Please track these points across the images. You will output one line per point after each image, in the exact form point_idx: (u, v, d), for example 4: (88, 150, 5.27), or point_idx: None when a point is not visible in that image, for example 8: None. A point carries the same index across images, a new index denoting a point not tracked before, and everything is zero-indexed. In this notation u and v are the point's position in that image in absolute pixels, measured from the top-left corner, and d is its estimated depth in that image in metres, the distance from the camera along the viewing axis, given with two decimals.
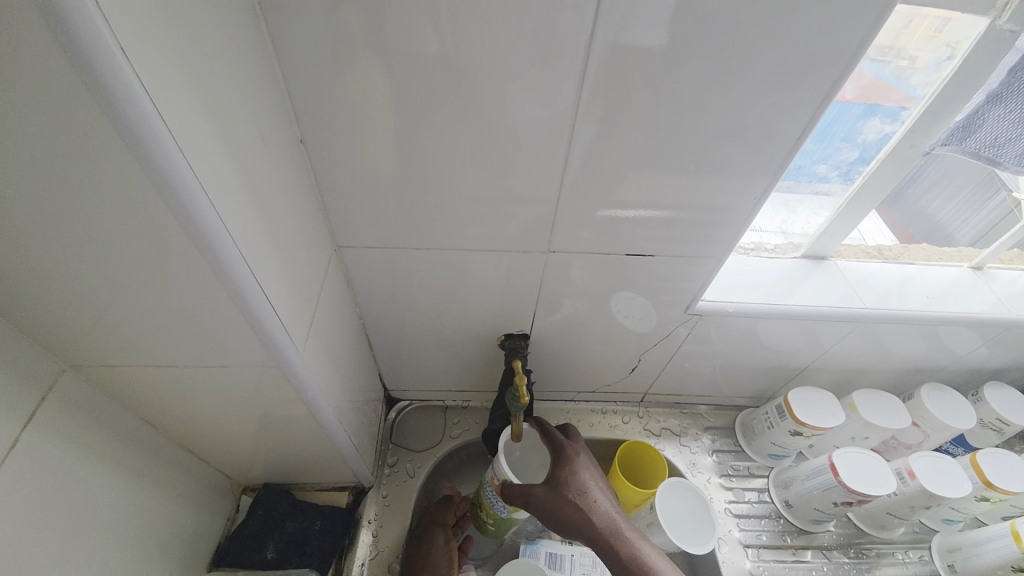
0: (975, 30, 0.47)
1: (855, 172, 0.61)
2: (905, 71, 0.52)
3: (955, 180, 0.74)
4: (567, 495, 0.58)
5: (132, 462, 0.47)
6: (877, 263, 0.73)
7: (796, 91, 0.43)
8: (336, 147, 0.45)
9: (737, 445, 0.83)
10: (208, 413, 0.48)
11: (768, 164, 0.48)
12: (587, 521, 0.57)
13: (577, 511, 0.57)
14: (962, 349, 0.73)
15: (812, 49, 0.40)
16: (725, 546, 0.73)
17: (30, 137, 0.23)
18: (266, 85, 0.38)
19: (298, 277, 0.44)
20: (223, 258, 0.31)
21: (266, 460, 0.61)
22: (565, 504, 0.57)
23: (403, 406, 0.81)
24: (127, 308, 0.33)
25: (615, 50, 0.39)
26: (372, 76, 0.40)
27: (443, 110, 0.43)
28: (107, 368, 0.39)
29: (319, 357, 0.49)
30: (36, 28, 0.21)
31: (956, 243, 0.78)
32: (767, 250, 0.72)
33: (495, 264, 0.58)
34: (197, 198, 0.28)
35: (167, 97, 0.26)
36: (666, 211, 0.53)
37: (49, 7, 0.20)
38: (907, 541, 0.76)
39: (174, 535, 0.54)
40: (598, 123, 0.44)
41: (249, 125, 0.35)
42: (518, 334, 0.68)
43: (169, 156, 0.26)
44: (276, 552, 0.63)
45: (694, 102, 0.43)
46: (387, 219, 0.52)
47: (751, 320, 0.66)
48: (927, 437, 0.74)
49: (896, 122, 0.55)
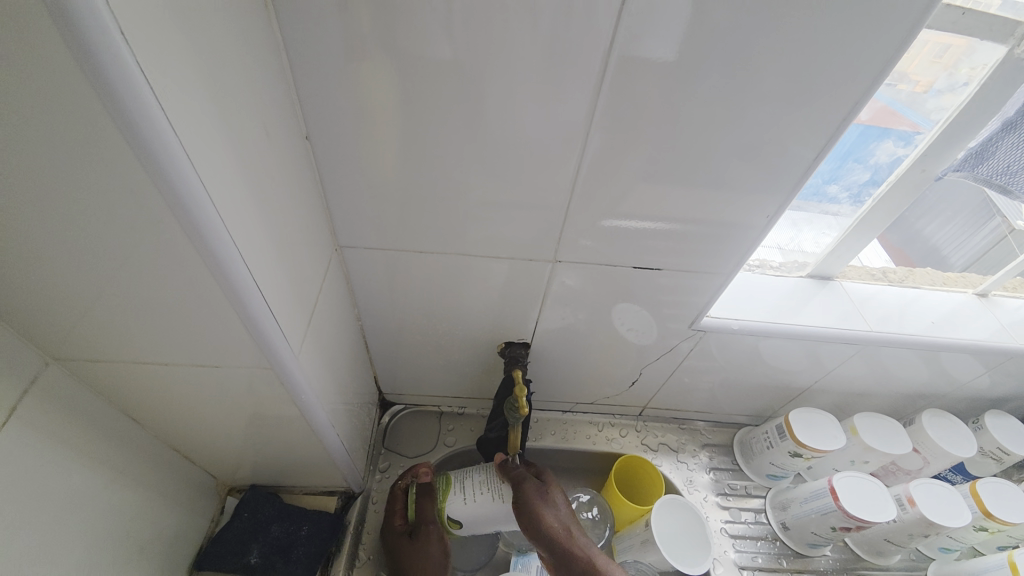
0: (986, 59, 0.47)
1: (865, 194, 0.60)
2: (913, 97, 0.51)
3: (954, 205, 0.71)
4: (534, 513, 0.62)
5: (115, 460, 0.45)
6: (881, 285, 0.72)
7: (813, 111, 0.42)
8: (343, 145, 0.44)
9: (734, 463, 0.82)
10: (198, 412, 0.46)
11: (780, 182, 0.48)
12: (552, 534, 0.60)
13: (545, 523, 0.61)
14: (964, 376, 0.72)
15: (832, 69, 0.39)
16: (720, 567, 0.72)
17: (22, 122, 0.22)
18: (274, 80, 0.37)
19: (298, 277, 0.42)
20: (220, 256, 0.30)
21: (255, 462, 0.60)
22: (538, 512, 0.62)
23: (397, 410, 0.80)
24: (119, 303, 0.32)
25: (633, 60, 0.38)
26: (383, 76, 0.39)
27: (454, 114, 0.42)
28: (94, 363, 0.38)
29: (314, 360, 0.48)
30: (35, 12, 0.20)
31: (950, 267, 0.78)
32: (773, 268, 0.71)
33: (499, 272, 0.57)
34: (196, 194, 0.27)
35: (172, 92, 0.25)
36: (676, 225, 0.52)
37: None
38: (903, 569, 0.75)
39: (155, 537, 0.52)
40: (611, 134, 0.43)
41: (254, 120, 0.34)
42: (518, 343, 0.67)
43: (172, 153, 0.25)
44: (260, 557, 0.62)
45: (710, 116, 0.42)
46: (392, 221, 0.51)
47: (755, 338, 0.65)
48: (927, 464, 0.73)
49: (909, 145, 0.54)
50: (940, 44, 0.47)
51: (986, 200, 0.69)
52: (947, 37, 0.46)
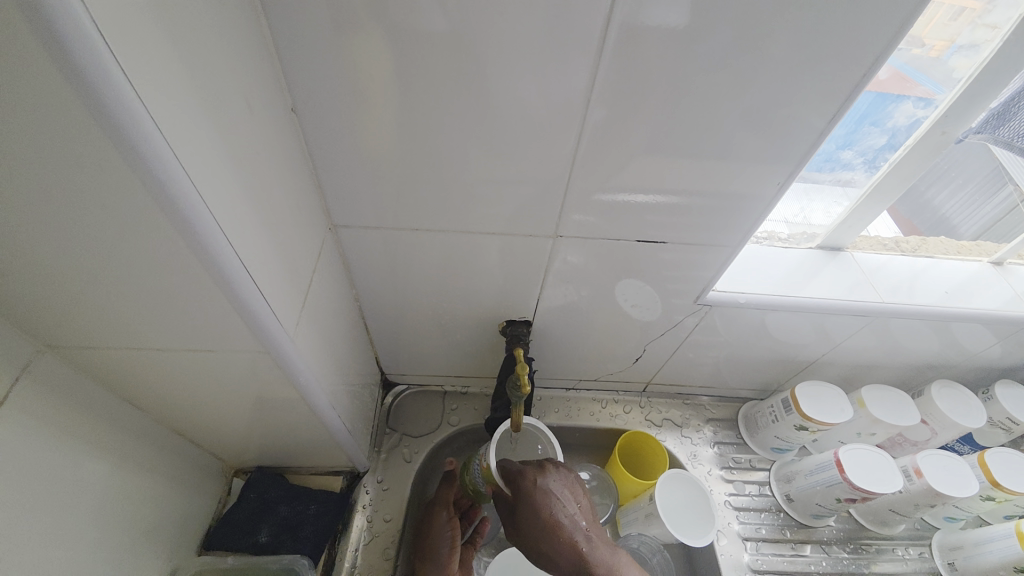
0: (1003, 18, 0.45)
1: (880, 159, 0.58)
2: (926, 62, 0.49)
3: (964, 170, 0.69)
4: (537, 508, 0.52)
5: (117, 446, 0.45)
6: (892, 256, 0.70)
7: (827, 76, 0.39)
8: (331, 119, 0.42)
9: (738, 437, 0.82)
10: (198, 396, 0.46)
11: (791, 150, 0.45)
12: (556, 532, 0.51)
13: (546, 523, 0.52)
14: (975, 347, 0.71)
15: (848, 28, 0.37)
16: (724, 538, 0.72)
17: None
18: (255, 50, 0.35)
19: (289, 258, 0.41)
20: (205, 240, 0.29)
21: (260, 444, 0.60)
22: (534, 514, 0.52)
23: (400, 391, 0.80)
24: (102, 289, 0.31)
25: (636, 24, 0.36)
26: (372, 46, 0.37)
27: (447, 85, 0.40)
28: (87, 350, 0.37)
29: (312, 343, 0.47)
30: None
31: (958, 236, 0.75)
32: (780, 240, 0.69)
33: (499, 249, 0.55)
34: (173, 175, 0.26)
35: (135, 58, 0.23)
36: (681, 198, 0.50)
37: None
38: (908, 538, 0.76)
39: (162, 519, 0.53)
40: (613, 104, 0.41)
41: (233, 93, 0.32)
42: (520, 321, 0.66)
43: (139, 123, 0.23)
44: (269, 536, 0.62)
45: (718, 83, 0.40)
46: (387, 199, 0.49)
47: (761, 312, 0.64)
48: (933, 435, 0.73)
49: (930, 105, 0.52)
50: (956, 6, 0.45)
51: (998, 167, 0.68)
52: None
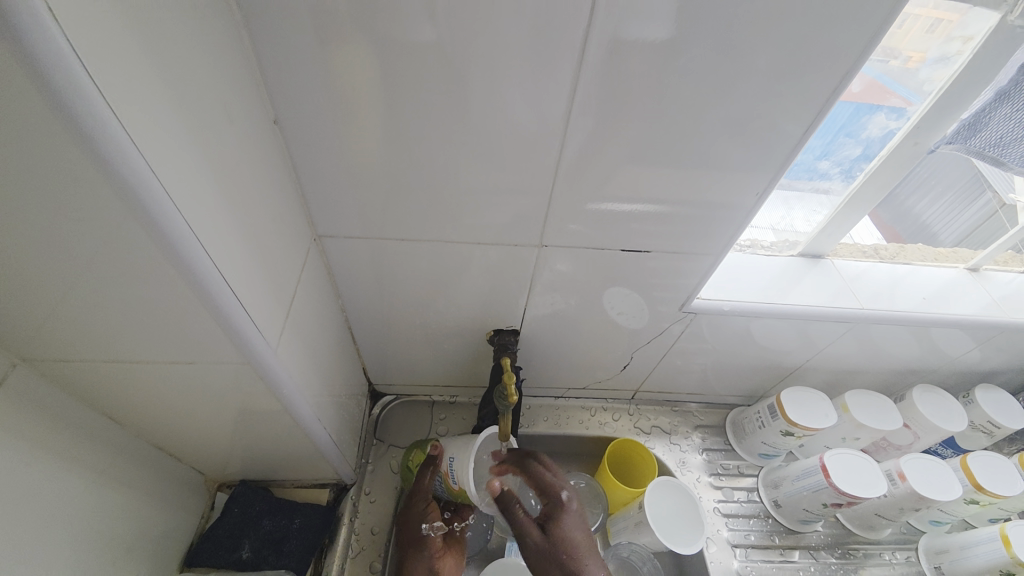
0: (976, 31, 0.46)
1: (856, 169, 0.59)
2: (902, 72, 0.51)
3: (946, 178, 0.71)
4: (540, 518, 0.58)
5: (95, 461, 0.44)
6: (872, 263, 0.72)
7: (801, 87, 0.41)
8: (315, 130, 0.42)
9: (726, 443, 0.82)
10: (179, 409, 0.45)
11: (769, 159, 0.46)
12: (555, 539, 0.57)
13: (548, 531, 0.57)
14: (955, 351, 0.73)
15: (819, 41, 0.38)
16: (713, 546, 0.72)
17: None
18: (237, 62, 0.35)
19: (272, 268, 0.41)
20: (184, 250, 0.29)
21: (244, 457, 0.59)
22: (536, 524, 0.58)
23: (388, 402, 0.79)
24: (78, 301, 0.30)
25: (615, 37, 0.37)
26: (356, 57, 0.38)
27: (431, 96, 0.40)
28: (64, 363, 0.36)
29: (296, 353, 0.46)
30: None
31: (939, 243, 0.77)
32: (763, 248, 0.70)
33: (485, 258, 0.56)
34: (149, 184, 0.25)
35: (110, 69, 0.23)
36: (664, 207, 0.51)
37: None
38: (894, 542, 0.76)
39: (142, 536, 0.52)
40: (595, 114, 0.42)
41: (214, 104, 0.32)
42: (508, 330, 0.66)
43: (113, 132, 0.23)
44: (252, 552, 0.61)
45: (696, 95, 0.41)
46: (372, 209, 0.49)
47: (746, 319, 0.65)
48: (916, 439, 0.74)
49: (902, 117, 0.53)
50: (932, 21, 0.46)
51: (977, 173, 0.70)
52: (939, 10, 0.45)
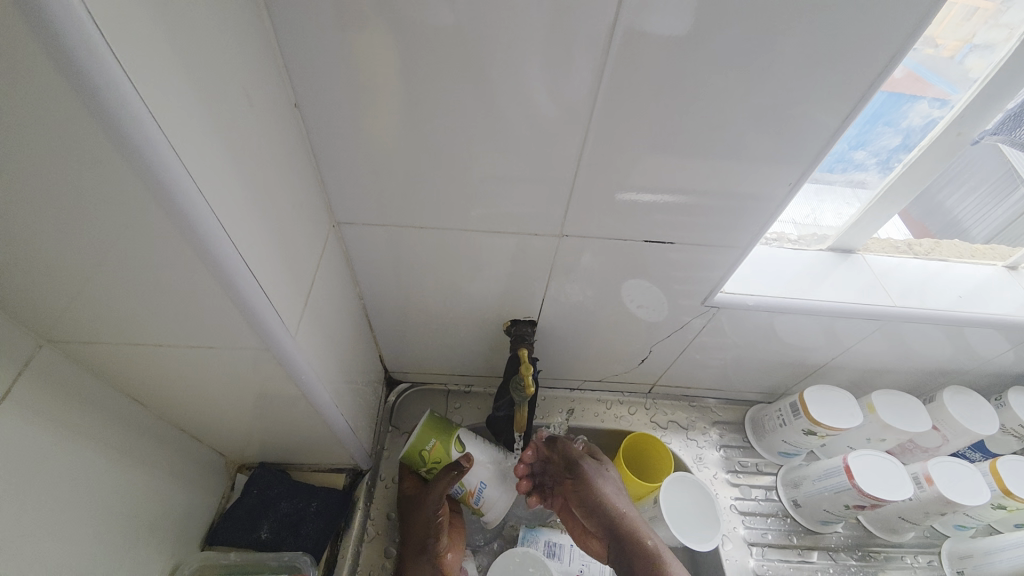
0: (1018, 18, 0.44)
1: (894, 160, 0.56)
2: (941, 62, 0.48)
3: (978, 174, 0.67)
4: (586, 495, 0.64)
5: (120, 441, 0.45)
6: (905, 259, 0.69)
7: (840, 75, 0.38)
8: (335, 115, 0.42)
9: (745, 440, 0.81)
10: (201, 393, 0.46)
11: (801, 151, 0.44)
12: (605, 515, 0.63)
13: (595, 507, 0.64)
14: (989, 352, 0.70)
15: (863, 26, 0.36)
16: (729, 543, 0.71)
17: None
18: (257, 45, 0.35)
19: (291, 255, 0.41)
20: (204, 236, 0.29)
21: (263, 440, 0.60)
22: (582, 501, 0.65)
23: (403, 389, 0.79)
24: (101, 285, 0.30)
25: (645, 23, 0.35)
26: (377, 41, 0.37)
27: (452, 83, 0.39)
28: (88, 345, 0.37)
29: (314, 340, 0.47)
30: None
31: (972, 240, 0.73)
32: (790, 241, 0.68)
33: (504, 248, 0.55)
34: (170, 169, 0.25)
35: (130, 51, 0.22)
36: (689, 198, 0.49)
37: None
38: (917, 546, 0.74)
39: (165, 514, 0.53)
40: (621, 102, 0.40)
41: (234, 88, 0.32)
42: (525, 321, 0.65)
43: (134, 115, 0.23)
44: (270, 532, 0.63)
45: (728, 82, 0.39)
46: (391, 196, 0.49)
47: (770, 314, 0.63)
48: (945, 442, 0.71)
49: (946, 105, 0.50)
50: (971, 5, 0.44)
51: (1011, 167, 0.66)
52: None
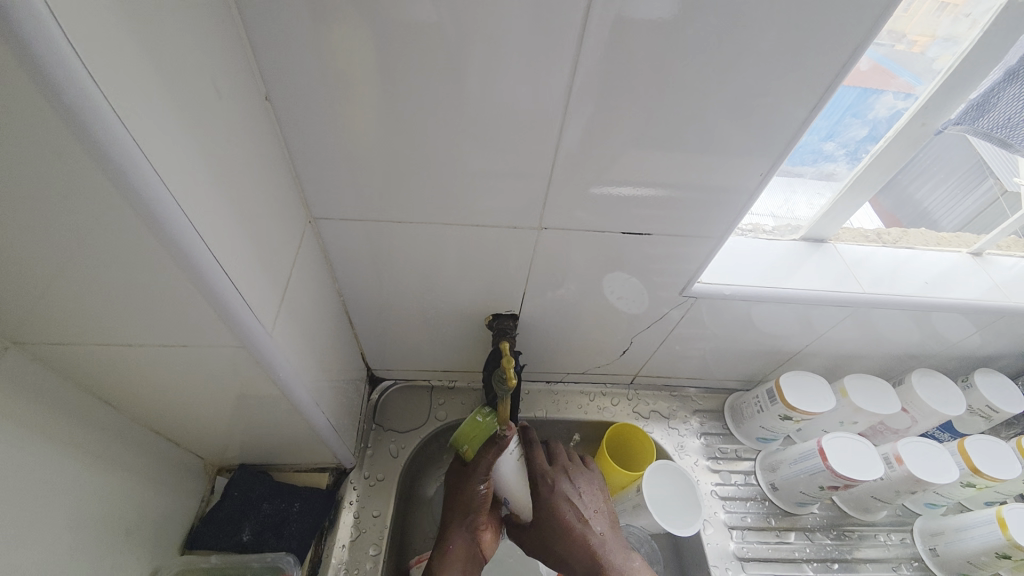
0: (982, 11, 0.46)
1: (862, 150, 0.58)
2: (908, 56, 0.50)
3: (947, 166, 0.70)
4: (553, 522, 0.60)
5: (92, 446, 0.44)
6: (874, 247, 0.71)
7: (807, 67, 0.39)
8: (309, 109, 0.41)
9: (725, 427, 0.83)
10: (176, 394, 0.45)
11: (772, 143, 0.45)
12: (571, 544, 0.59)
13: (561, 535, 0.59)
14: (954, 336, 0.72)
15: (829, 20, 0.37)
16: (710, 527, 0.73)
17: None
18: (224, 36, 0.34)
19: (266, 252, 0.40)
20: (174, 233, 0.28)
21: (243, 441, 0.59)
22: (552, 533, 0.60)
23: (386, 386, 0.79)
24: (68, 284, 0.30)
25: (617, 17, 0.36)
26: (350, 34, 0.36)
27: (428, 76, 0.39)
28: (56, 347, 0.36)
29: (292, 338, 0.46)
30: None
31: (940, 229, 0.76)
32: (765, 232, 0.70)
33: (485, 242, 0.55)
34: (136, 164, 0.25)
35: (91, 40, 0.22)
36: (665, 190, 0.50)
37: None
38: (889, 524, 0.77)
39: (142, 519, 0.52)
40: (597, 95, 0.41)
41: (202, 81, 0.31)
42: (507, 315, 0.66)
43: (95, 108, 0.22)
44: (253, 535, 0.62)
45: (700, 75, 0.40)
46: (368, 191, 0.48)
47: (747, 303, 0.64)
48: (914, 423, 0.74)
49: (910, 97, 0.52)
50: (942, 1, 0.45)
51: (979, 160, 0.69)
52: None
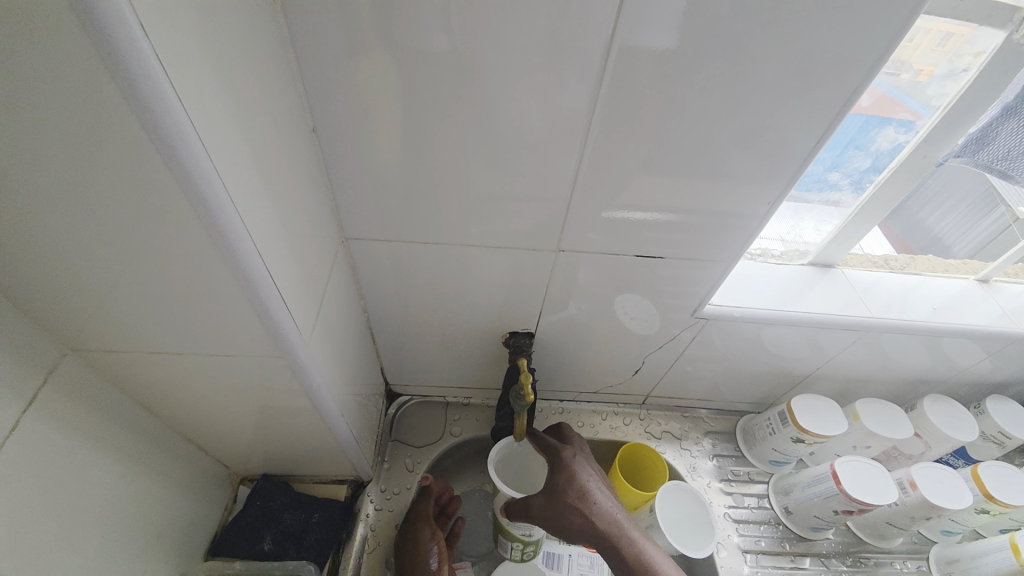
0: (985, 46, 0.48)
1: (866, 180, 0.60)
2: (912, 86, 0.53)
3: (955, 193, 0.73)
4: (568, 501, 0.57)
5: (131, 449, 0.46)
6: (883, 272, 0.72)
7: (811, 101, 0.42)
8: (347, 138, 0.45)
9: (737, 450, 0.83)
10: (213, 401, 0.47)
11: (781, 170, 0.48)
12: (589, 524, 0.56)
13: (578, 516, 0.56)
14: (965, 361, 0.73)
15: (831, 57, 0.39)
16: (723, 551, 0.73)
17: (58, 123, 0.23)
18: (280, 72, 0.38)
19: (306, 269, 0.43)
20: (237, 251, 0.31)
21: (267, 451, 0.61)
22: (567, 511, 0.57)
23: (404, 401, 0.81)
24: (133, 294, 0.33)
25: (629, 55, 0.39)
26: (386, 71, 0.40)
27: (456, 109, 0.43)
28: (109, 354, 0.39)
29: (323, 350, 0.49)
30: (72, 27, 0.21)
31: (954, 256, 0.78)
32: (774, 256, 0.72)
33: (505, 262, 0.57)
34: (216, 191, 0.28)
35: (186, 79, 0.25)
36: (677, 215, 0.52)
37: (86, 14, 0.20)
38: (906, 551, 0.76)
39: (170, 524, 0.54)
40: (612, 125, 0.44)
41: (263, 112, 0.34)
42: (522, 332, 0.67)
43: (186, 140, 0.25)
44: (273, 544, 0.63)
45: (709, 108, 0.43)
46: (395, 213, 0.52)
47: (757, 325, 0.66)
48: (928, 448, 0.74)
49: (910, 131, 0.55)
50: (943, 34, 0.47)
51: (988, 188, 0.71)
52: (951, 25, 0.46)
